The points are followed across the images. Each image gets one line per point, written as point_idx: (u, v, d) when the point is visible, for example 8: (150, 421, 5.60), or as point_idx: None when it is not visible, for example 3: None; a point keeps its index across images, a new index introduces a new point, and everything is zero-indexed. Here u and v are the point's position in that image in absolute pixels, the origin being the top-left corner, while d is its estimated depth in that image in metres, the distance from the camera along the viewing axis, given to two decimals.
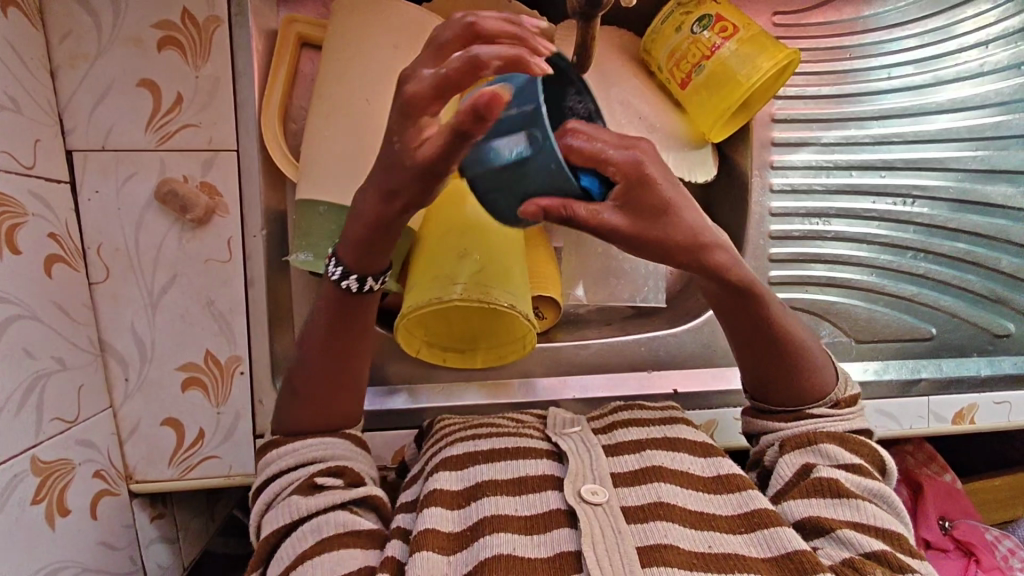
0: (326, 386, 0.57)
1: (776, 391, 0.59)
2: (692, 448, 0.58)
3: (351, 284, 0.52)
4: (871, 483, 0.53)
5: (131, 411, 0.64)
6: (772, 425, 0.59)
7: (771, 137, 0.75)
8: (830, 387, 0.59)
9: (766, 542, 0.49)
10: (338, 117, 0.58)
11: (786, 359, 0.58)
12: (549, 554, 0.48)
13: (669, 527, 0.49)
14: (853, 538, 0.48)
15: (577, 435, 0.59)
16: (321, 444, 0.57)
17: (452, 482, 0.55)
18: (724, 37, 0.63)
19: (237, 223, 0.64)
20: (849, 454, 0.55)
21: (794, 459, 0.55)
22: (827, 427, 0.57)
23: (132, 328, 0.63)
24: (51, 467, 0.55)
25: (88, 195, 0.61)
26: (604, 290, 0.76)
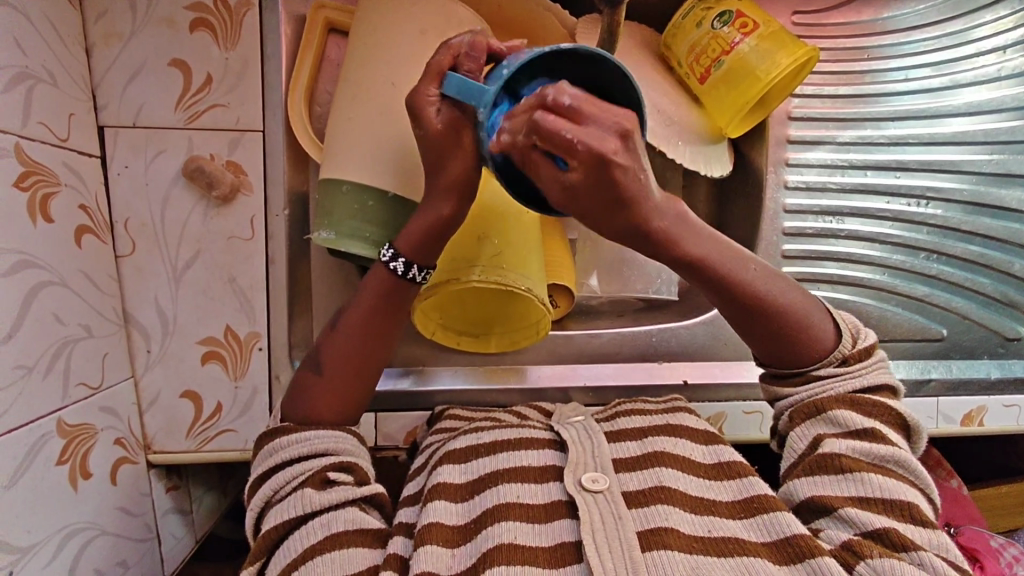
0: (347, 373, 0.59)
1: (782, 356, 0.58)
2: (694, 436, 0.59)
3: (398, 267, 0.56)
4: (882, 449, 0.52)
5: (152, 383, 0.65)
6: (786, 394, 0.58)
7: (787, 134, 0.76)
8: (832, 345, 0.57)
9: (765, 526, 0.49)
10: (361, 100, 0.59)
11: (778, 320, 0.56)
12: (552, 543, 0.50)
13: (670, 512, 0.50)
14: (855, 516, 0.48)
15: (579, 423, 0.60)
16: (334, 436, 0.57)
17: (456, 475, 0.56)
18: (743, 34, 0.64)
19: (260, 202, 0.65)
20: (860, 417, 0.54)
21: (804, 432, 0.55)
22: (837, 389, 0.56)
23: (155, 301, 0.65)
24: (75, 430, 0.56)
25: (118, 170, 0.63)
26: (617, 282, 0.79)
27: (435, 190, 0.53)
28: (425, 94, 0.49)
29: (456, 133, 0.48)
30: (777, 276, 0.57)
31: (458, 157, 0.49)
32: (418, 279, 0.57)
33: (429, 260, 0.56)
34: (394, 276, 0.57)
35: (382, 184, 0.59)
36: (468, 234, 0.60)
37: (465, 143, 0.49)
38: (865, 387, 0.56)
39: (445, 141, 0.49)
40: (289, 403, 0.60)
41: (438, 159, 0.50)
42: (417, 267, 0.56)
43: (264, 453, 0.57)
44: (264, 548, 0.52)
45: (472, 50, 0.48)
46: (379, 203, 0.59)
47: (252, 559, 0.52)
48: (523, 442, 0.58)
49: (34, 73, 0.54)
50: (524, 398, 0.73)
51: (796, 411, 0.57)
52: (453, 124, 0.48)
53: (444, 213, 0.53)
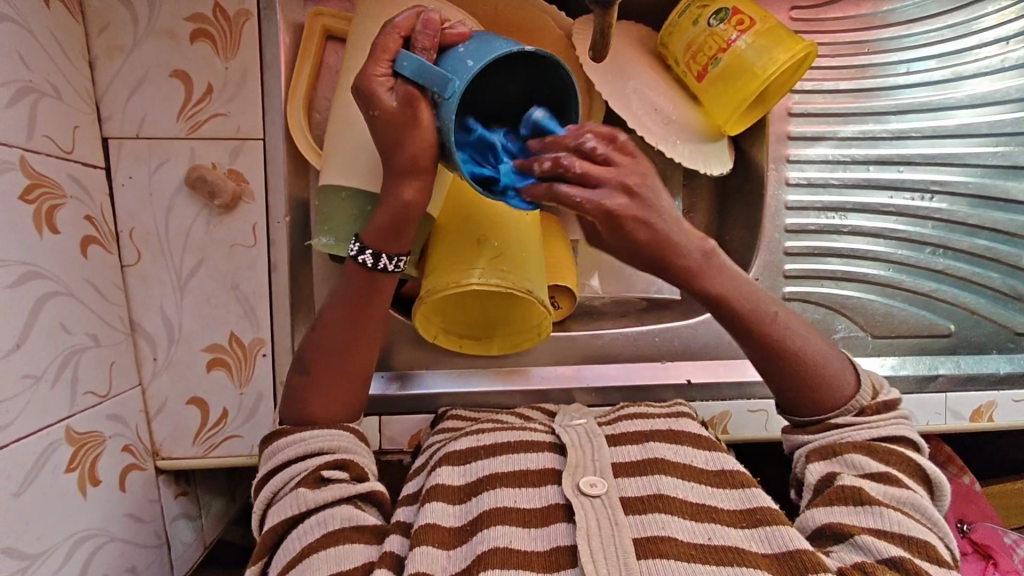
0: (333, 369, 0.60)
1: (800, 404, 0.59)
2: (696, 443, 0.59)
3: (367, 259, 0.56)
4: (899, 492, 0.52)
5: (159, 390, 0.66)
6: (799, 440, 0.59)
7: (788, 131, 0.75)
8: (851, 393, 0.59)
9: (767, 539, 0.49)
10: (358, 107, 0.60)
11: (803, 372, 0.58)
12: (546, 548, 0.50)
13: (667, 521, 0.50)
14: (870, 544, 0.48)
15: (583, 427, 0.60)
16: (330, 435, 0.58)
17: (454, 477, 0.56)
18: (740, 31, 0.64)
19: (262, 209, 0.66)
20: (877, 462, 0.54)
21: (821, 467, 0.56)
22: (855, 436, 0.56)
23: (160, 309, 0.66)
24: (83, 438, 0.57)
25: (122, 181, 0.64)
26: (618, 282, 0.81)
27: (398, 176, 0.52)
28: (374, 73, 0.48)
29: (411, 112, 0.48)
30: (803, 323, 0.60)
31: (416, 137, 0.49)
32: (391, 268, 0.57)
33: (400, 247, 0.56)
34: (366, 269, 0.56)
35: (380, 189, 0.59)
36: (468, 238, 0.60)
37: (422, 122, 0.48)
38: (881, 437, 0.57)
39: (402, 120, 0.48)
40: (286, 406, 0.61)
41: (395, 140, 0.49)
42: (386, 256, 0.56)
43: (272, 450, 0.58)
44: (267, 546, 0.53)
45: (426, 25, 0.48)
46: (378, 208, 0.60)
47: (256, 558, 0.53)
48: (523, 445, 0.58)
49: (38, 87, 0.55)
50: (528, 400, 0.73)
51: (813, 451, 0.57)
52: (410, 100, 0.47)
53: (405, 198, 0.52)
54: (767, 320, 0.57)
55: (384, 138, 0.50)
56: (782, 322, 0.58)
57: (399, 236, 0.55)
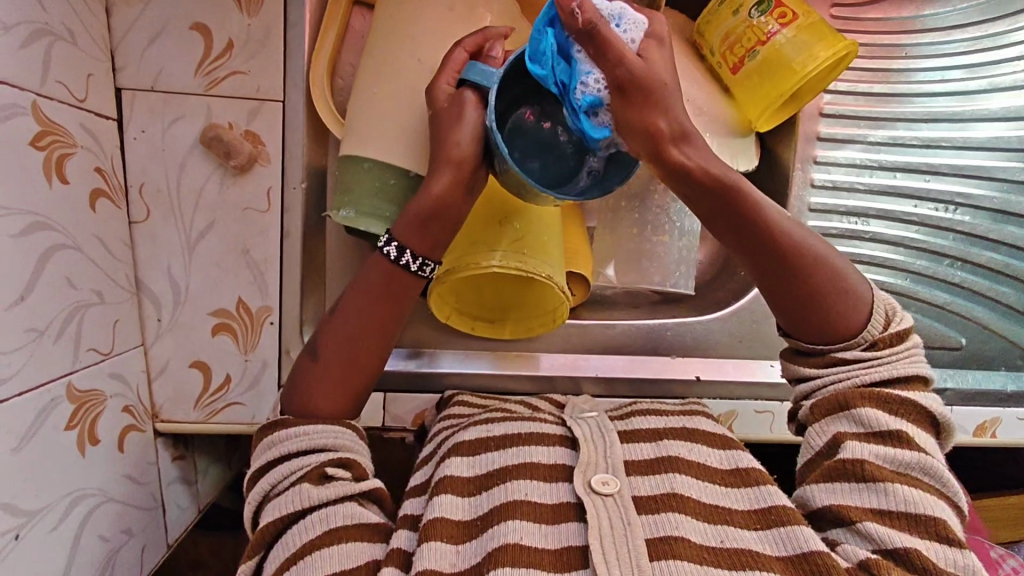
0: (343, 367, 0.58)
1: (809, 326, 0.55)
2: (711, 440, 0.58)
3: (391, 251, 0.56)
4: (908, 455, 0.50)
5: (162, 352, 0.65)
6: (806, 374, 0.57)
7: (817, 131, 0.74)
8: (860, 327, 0.55)
9: (782, 540, 0.49)
10: (387, 77, 0.58)
11: (818, 286, 0.54)
12: (557, 546, 0.50)
13: (680, 521, 0.50)
14: (873, 532, 0.47)
15: (593, 421, 0.61)
16: (334, 431, 0.56)
17: (463, 469, 0.56)
18: (782, 23, 0.61)
19: (278, 173, 0.64)
20: (886, 417, 0.52)
21: (823, 427, 0.54)
22: (860, 378, 0.53)
23: (167, 269, 0.64)
24: (85, 396, 0.54)
25: (134, 135, 0.62)
26: (634, 272, 0.75)
27: (434, 165, 0.54)
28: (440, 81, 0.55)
29: (459, 105, 0.53)
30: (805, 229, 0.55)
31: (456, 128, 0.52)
32: (413, 266, 0.56)
33: (423, 248, 0.56)
34: (390, 262, 0.56)
35: (404, 161, 0.58)
36: (490, 218, 0.59)
37: (465, 116, 0.53)
38: (891, 377, 0.54)
39: (450, 114, 0.53)
40: (294, 389, 0.58)
41: (439, 130, 0.53)
42: (410, 252, 0.55)
43: (261, 447, 0.56)
44: (262, 541, 0.52)
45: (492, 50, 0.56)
46: (401, 182, 0.58)
47: (250, 552, 0.52)
48: (534, 438, 0.58)
49: (53, 30, 0.52)
50: (534, 386, 0.72)
51: (819, 405, 0.55)
52: (461, 100, 0.53)
53: (436, 189, 0.53)
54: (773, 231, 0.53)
55: (442, 130, 0.53)
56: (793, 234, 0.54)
57: (425, 229, 0.55)
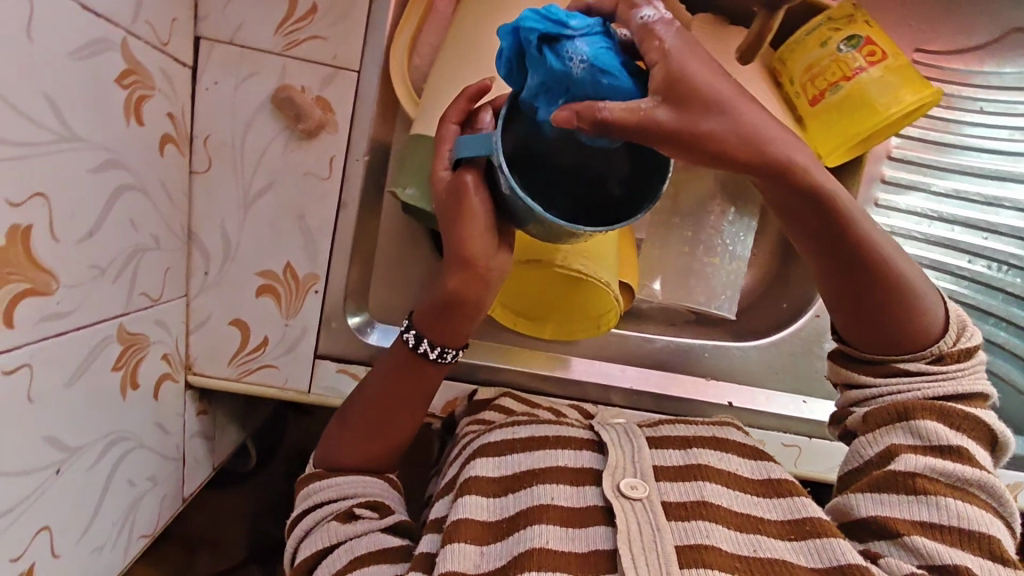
0: (368, 428, 0.60)
1: (869, 336, 0.55)
2: (743, 452, 0.57)
3: (410, 339, 0.60)
4: (968, 471, 0.50)
5: (204, 305, 0.65)
6: (867, 383, 0.56)
7: (880, 173, 0.73)
8: (934, 338, 0.54)
9: (817, 552, 0.49)
10: (472, 63, 0.58)
11: (892, 300, 0.53)
12: (585, 550, 0.50)
13: (712, 529, 0.50)
14: (922, 547, 0.47)
15: (621, 427, 0.59)
16: (362, 481, 0.59)
17: (489, 470, 0.56)
18: (869, 62, 0.61)
19: (344, 143, 0.64)
20: (948, 431, 0.51)
21: (875, 438, 0.53)
22: (923, 391, 0.53)
23: (221, 224, 0.64)
24: (131, 339, 0.53)
25: (207, 85, 0.61)
26: (680, 290, 0.74)
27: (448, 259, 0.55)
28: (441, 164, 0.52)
29: (461, 195, 0.50)
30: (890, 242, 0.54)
31: (466, 222, 0.51)
32: (431, 354, 0.60)
33: (443, 335, 0.59)
34: (408, 348, 0.60)
35: None
36: None
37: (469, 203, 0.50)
38: (957, 392, 0.53)
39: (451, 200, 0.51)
40: (336, 451, 0.60)
41: (448, 214, 0.51)
42: (428, 342, 0.59)
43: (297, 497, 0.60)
44: None
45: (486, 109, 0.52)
46: None
47: None
48: (561, 441, 0.57)
49: None
50: (565, 389, 0.72)
51: (874, 414, 0.54)
52: (462, 185, 0.50)
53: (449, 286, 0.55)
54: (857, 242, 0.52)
55: (461, 223, 0.51)
56: (880, 246, 0.52)
57: (450, 322, 0.58)
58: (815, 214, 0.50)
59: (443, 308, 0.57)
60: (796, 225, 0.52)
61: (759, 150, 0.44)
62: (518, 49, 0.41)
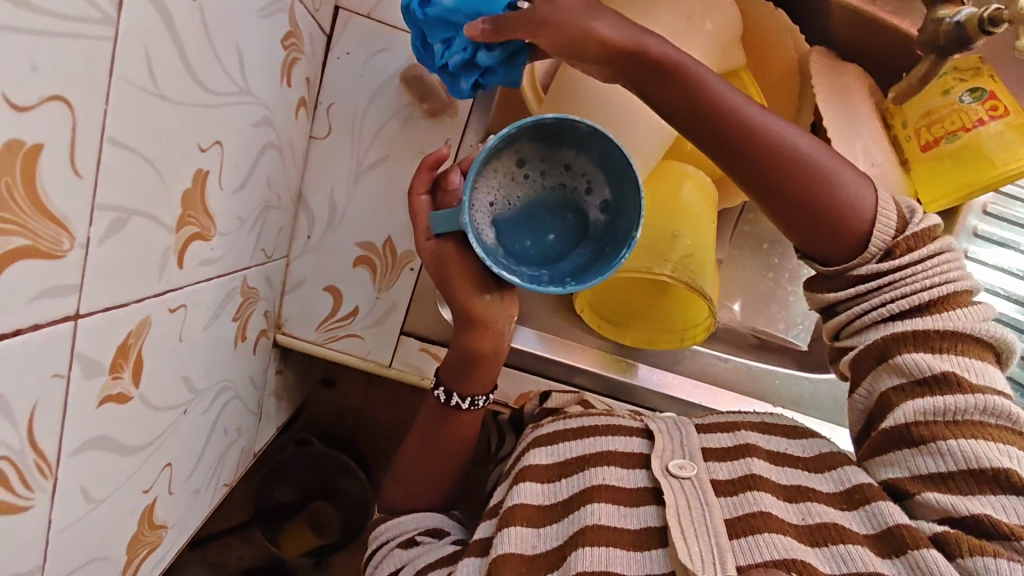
0: (421, 466, 0.63)
1: (817, 242, 0.51)
2: (794, 432, 0.56)
3: (442, 395, 0.61)
4: (960, 400, 0.47)
5: (301, 268, 0.66)
6: (838, 295, 0.52)
7: (973, 226, 0.74)
8: (883, 235, 0.50)
9: (866, 518, 0.48)
10: None
11: (816, 200, 0.50)
12: (636, 526, 0.50)
13: (763, 498, 0.50)
14: (937, 502, 0.46)
15: (671, 419, 0.58)
16: (422, 515, 0.61)
17: (545, 456, 0.57)
18: (992, 116, 0.62)
19: (461, 128, 0.65)
20: (930, 357, 0.48)
21: (873, 386, 0.51)
22: (911, 325, 0.49)
23: (330, 191, 0.65)
24: (249, 292, 0.55)
25: (339, 55, 0.63)
26: (761, 314, 0.76)
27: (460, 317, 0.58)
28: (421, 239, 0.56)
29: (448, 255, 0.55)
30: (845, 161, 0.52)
31: (459, 272, 0.55)
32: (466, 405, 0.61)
33: (473, 385, 0.60)
34: (439, 403, 0.61)
35: None
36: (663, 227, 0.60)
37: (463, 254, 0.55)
38: (910, 296, 0.49)
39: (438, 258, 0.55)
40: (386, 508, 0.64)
41: (447, 275, 0.55)
42: (460, 394, 0.60)
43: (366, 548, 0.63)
44: None
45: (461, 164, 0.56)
46: None
47: None
48: (610, 428, 0.57)
49: None
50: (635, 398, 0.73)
51: (859, 360, 0.52)
52: (446, 255, 0.55)
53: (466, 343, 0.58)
54: (782, 165, 0.49)
55: (459, 279, 0.55)
56: (789, 146, 0.49)
57: (473, 371, 0.59)
58: (764, 167, 0.50)
59: (467, 362, 0.59)
60: (721, 164, 0.51)
61: (749, 138, 0.49)
62: (431, 61, 0.57)
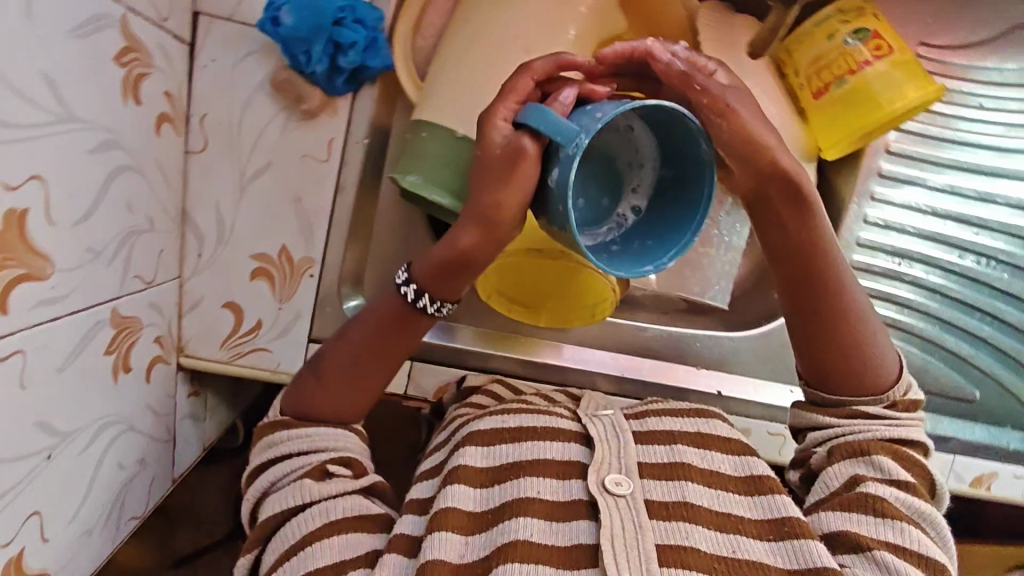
0: (343, 386, 0.57)
1: (830, 373, 0.58)
2: (724, 444, 0.58)
3: (409, 292, 0.55)
4: (917, 504, 0.52)
5: (197, 287, 0.63)
6: (823, 421, 0.58)
7: (879, 167, 0.73)
8: (888, 385, 0.57)
9: (794, 553, 0.50)
10: (483, 51, 0.57)
11: (821, 310, 0.57)
12: (565, 543, 0.50)
13: (692, 530, 0.51)
14: (888, 562, 0.48)
15: (608, 419, 0.60)
16: (335, 433, 0.57)
17: (476, 459, 0.56)
18: (876, 56, 0.61)
19: (344, 125, 0.62)
20: (901, 468, 0.54)
21: (841, 470, 0.55)
22: (881, 433, 0.56)
23: (216, 205, 0.62)
24: (125, 322, 0.53)
25: (204, 62, 0.59)
26: (675, 281, 0.75)
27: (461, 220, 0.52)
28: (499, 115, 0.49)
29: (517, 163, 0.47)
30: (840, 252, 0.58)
31: (512, 191, 0.48)
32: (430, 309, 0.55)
33: (445, 292, 0.55)
34: (405, 302, 0.56)
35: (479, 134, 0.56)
36: None
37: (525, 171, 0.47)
38: (908, 437, 0.56)
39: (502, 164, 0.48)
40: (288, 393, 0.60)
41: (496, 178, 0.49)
42: (428, 297, 0.55)
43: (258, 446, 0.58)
44: (261, 536, 0.53)
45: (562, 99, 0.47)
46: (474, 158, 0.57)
47: (249, 547, 0.53)
48: (550, 434, 0.57)
49: None
50: (558, 376, 0.73)
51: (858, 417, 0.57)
52: (521, 151, 0.47)
53: (460, 244, 0.52)
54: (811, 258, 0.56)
55: (496, 175, 0.49)
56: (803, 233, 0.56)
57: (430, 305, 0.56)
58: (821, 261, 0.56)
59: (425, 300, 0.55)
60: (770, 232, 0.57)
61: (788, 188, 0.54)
62: (299, 70, 0.59)
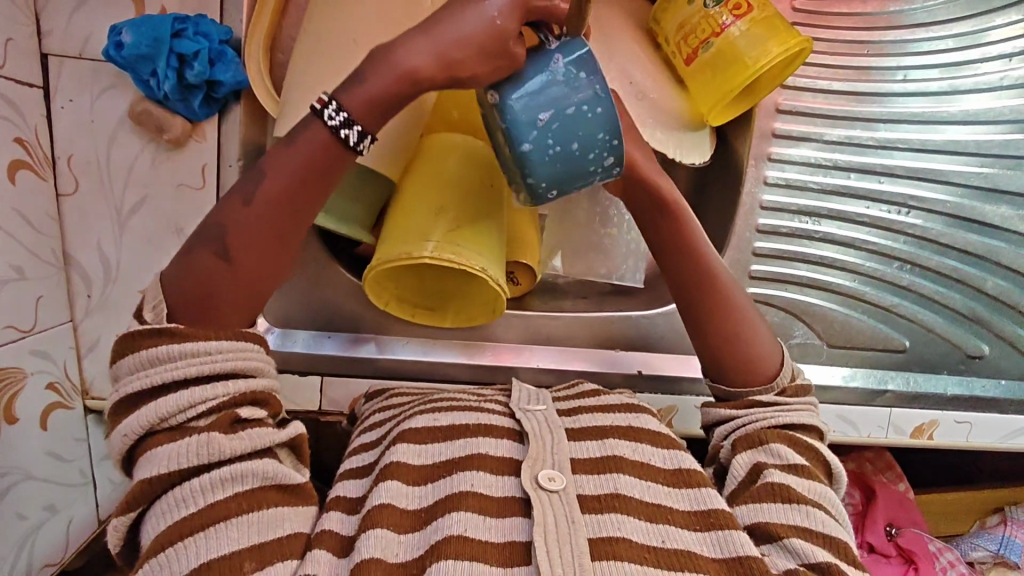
0: (259, 249, 0.47)
1: (722, 358, 0.60)
2: (655, 439, 0.57)
3: (351, 136, 0.46)
4: (817, 486, 0.54)
5: (91, 328, 0.64)
6: (725, 416, 0.60)
7: (773, 127, 0.72)
8: (774, 371, 0.60)
9: (718, 543, 0.49)
10: (326, 58, 0.56)
11: (704, 292, 0.60)
12: (501, 540, 0.48)
13: (623, 521, 0.50)
14: (800, 548, 0.49)
15: (542, 413, 0.58)
16: (239, 351, 0.48)
17: (412, 456, 0.54)
18: (736, 15, 0.59)
19: (214, 149, 0.62)
20: (797, 454, 0.56)
21: (745, 459, 0.56)
22: (775, 419, 0.58)
23: (97, 245, 0.62)
24: (2, 373, 0.55)
25: (62, 104, 0.59)
26: (582, 264, 0.75)
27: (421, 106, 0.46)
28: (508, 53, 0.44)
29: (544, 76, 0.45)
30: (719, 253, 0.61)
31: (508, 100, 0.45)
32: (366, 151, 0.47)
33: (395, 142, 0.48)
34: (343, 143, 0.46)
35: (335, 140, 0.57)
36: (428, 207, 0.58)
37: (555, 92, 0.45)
38: (795, 424, 0.58)
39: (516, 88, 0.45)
40: (175, 268, 0.48)
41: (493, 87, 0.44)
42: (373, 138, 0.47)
43: (133, 363, 0.46)
44: (145, 497, 0.45)
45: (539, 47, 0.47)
46: None
47: (128, 506, 0.46)
48: (482, 430, 0.56)
49: None
50: (475, 374, 0.72)
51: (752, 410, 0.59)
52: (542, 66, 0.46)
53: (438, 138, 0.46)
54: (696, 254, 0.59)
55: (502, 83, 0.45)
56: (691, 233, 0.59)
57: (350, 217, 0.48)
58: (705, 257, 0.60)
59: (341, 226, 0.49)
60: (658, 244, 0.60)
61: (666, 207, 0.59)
62: (155, 99, 0.59)
